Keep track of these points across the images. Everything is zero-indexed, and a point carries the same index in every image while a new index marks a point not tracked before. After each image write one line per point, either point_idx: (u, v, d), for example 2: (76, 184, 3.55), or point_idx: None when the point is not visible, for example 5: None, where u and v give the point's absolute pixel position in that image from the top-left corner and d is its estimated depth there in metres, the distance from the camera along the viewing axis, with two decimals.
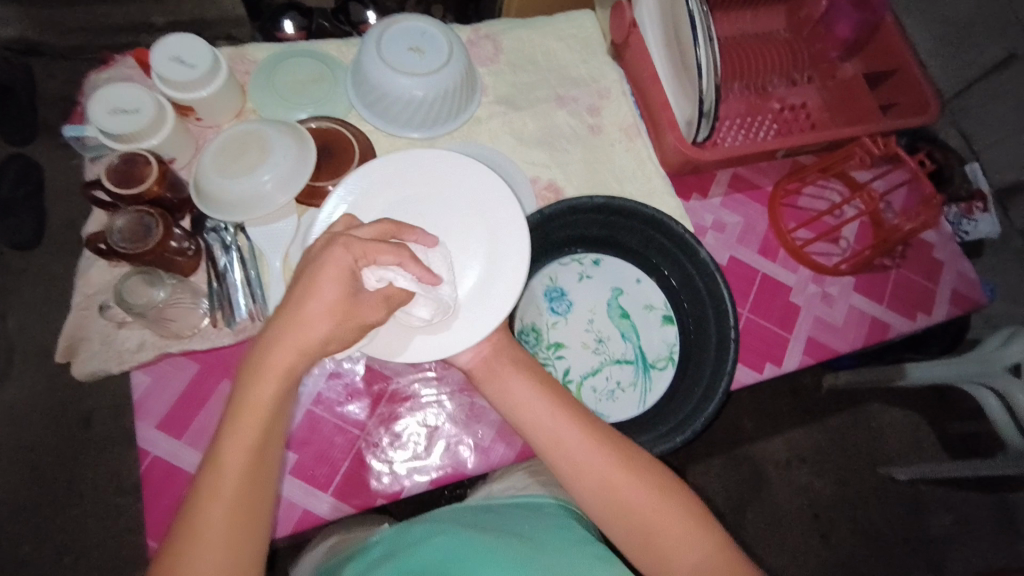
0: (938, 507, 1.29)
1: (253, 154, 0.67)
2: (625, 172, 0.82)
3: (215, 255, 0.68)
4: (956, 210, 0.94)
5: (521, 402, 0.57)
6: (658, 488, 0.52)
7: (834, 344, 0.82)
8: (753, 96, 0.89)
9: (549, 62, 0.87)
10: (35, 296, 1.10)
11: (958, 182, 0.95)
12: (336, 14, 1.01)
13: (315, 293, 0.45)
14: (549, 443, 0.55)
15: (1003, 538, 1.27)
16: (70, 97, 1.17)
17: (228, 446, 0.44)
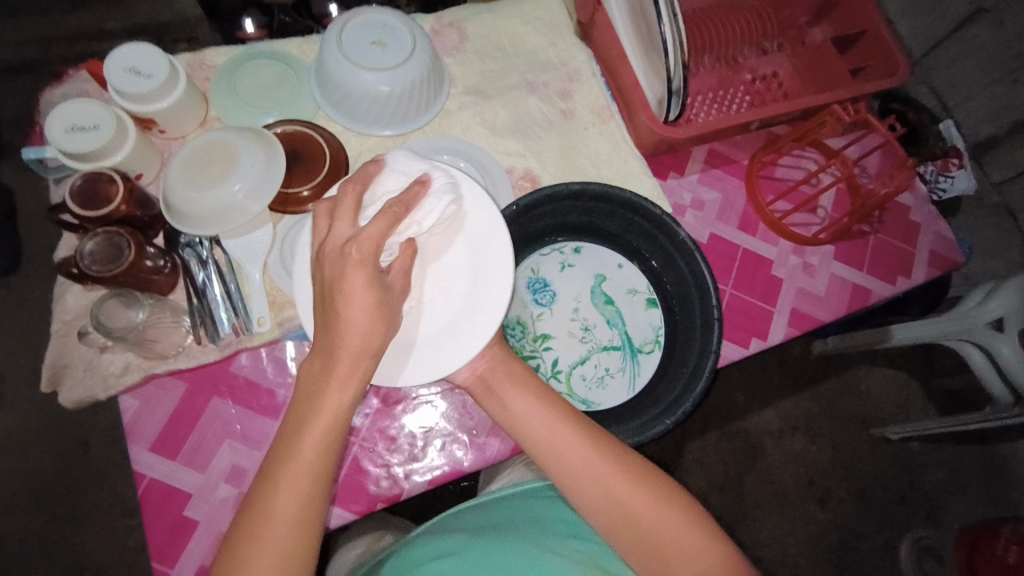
0: (929, 461, 1.32)
1: (221, 165, 0.66)
2: (601, 156, 0.82)
3: (193, 271, 0.67)
4: (932, 167, 0.92)
5: (520, 417, 0.57)
6: (660, 493, 0.53)
7: (817, 314, 0.83)
8: (724, 69, 0.89)
9: (516, 47, 0.85)
10: (15, 322, 1.09)
11: (933, 141, 0.95)
12: (296, 8, 0.98)
13: (347, 308, 0.45)
14: (550, 456, 0.55)
15: (991, 486, 1.31)
16: (31, 115, 1.14)
17: (281, 481, 0.44)
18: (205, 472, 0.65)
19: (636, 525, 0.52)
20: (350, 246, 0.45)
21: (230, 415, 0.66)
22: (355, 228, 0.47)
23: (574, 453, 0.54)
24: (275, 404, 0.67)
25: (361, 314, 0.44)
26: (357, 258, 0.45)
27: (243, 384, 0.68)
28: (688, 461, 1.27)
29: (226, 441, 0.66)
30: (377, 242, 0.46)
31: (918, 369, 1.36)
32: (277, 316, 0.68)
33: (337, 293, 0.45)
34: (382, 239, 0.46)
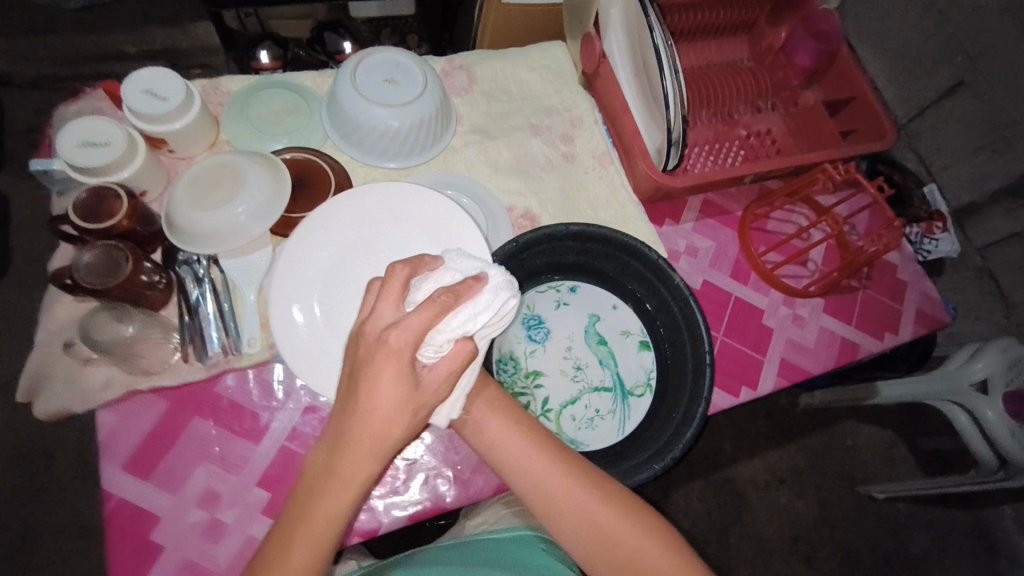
0: (917, 525, 1.30)
1: (227, 186, 0.67)
2: (599, 199, 0.84)
3: (187, 288, 0.67)
4: (916, 230, 0.98)
5: (497, 440, 0.54)
6: (632, 514, 0.52)
7: (806, 365, 0.83)
8: (720, 124, 0.93)
9: (522, 91, 0.89)
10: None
11: (917, 204, 0.98)
12: (312, 43, 1.02)
13: (368, 401, 0.43)
14: (529, 479, 0.52)
15: (979, 553, 1.29)
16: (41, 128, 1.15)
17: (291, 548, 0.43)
18: (177, 495, 0.62)
19: (612, 547, 0.51)
20: (390, 334, 0.42)
21: (210, 437, 0.65)
22: (398, 313, 0.44)
23: (549, 476, 0.52)
24: (258, 428, 0.66)
25: (388, 401, 0.43)
26: (396, 349, 0.42)
27: (227, 405, 0.66)
28: (673, 511, 1.25)
29: (204, 464, 0.64)
30: (417, 334, 0.42)
31: (903, 428, 1.36)
32: (268, 338, 0.68)
33: (367, 380, 0.43)
34: (423, 332, 0.42)
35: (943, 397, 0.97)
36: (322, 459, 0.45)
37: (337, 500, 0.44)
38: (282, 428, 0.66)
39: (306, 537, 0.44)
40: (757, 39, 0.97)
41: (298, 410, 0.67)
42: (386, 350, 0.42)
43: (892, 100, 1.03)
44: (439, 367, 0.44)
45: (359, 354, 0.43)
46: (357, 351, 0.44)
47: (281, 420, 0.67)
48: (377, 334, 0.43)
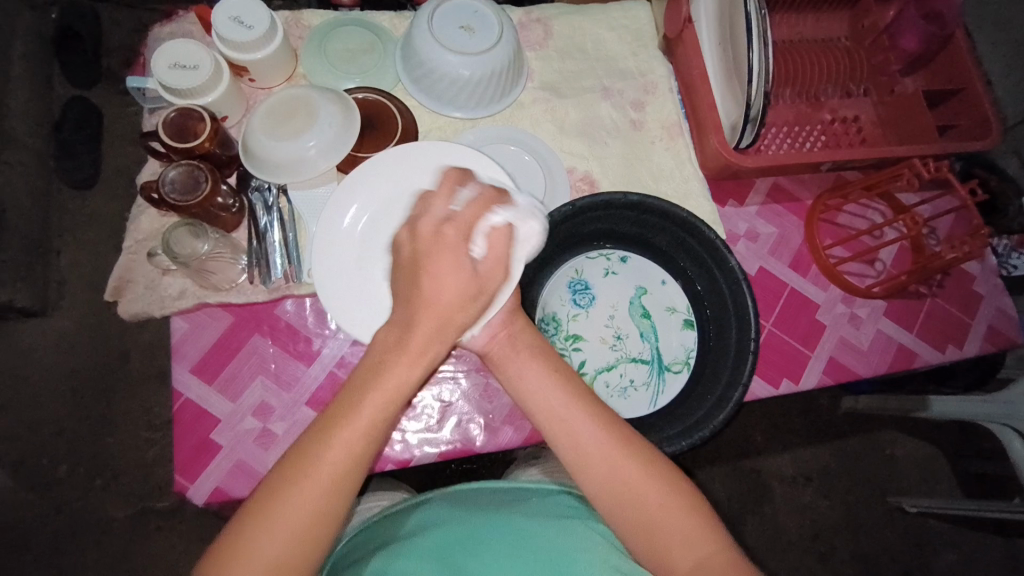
0: (943, 543, 1.30)
1: (301, 119, 0.70)
2: (662, 171, 0.82)
3: (257, 214, 0.71)
4: (1006, 242, 0.92)
5: (532, 389, 0.55)
6: (673, 495, 0.51)
7: (856, 368, 0.80)
8: (802, 106, 0.88)
9: (598, 51, 0.86)
10: (88, 236, 1.17)
11: (1012, 215, 0.88)
12: None
13: (423, 312, 0.43)
14: (565, 431, 0.53)
15: None
16: (132, 47, 1.21)
17: (340, 435, 0.43)
18: (235, 402, 0.67)
19: (650, 528, 0.51)
20: (445, 227, 0.44)
21: (267, 354, 0.69)
22: (448, 208, 0.45)
23: (604, 454, 0.52)
24: (311, 352, 0.70)
25: (450, 285, 0.43)
26: (450, 240, 0.44)
27: (285, 326, 0.71)
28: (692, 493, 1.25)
29: (261, 377, 0.69)
30: (469, 223, 0.44)
31: (952, 446, 1.32)
32: None
33: (433, 265, 0.43)
34: (473, 223, 0.45)
35: (998, 421, 0.94)
36: (389, 340, 0.44)
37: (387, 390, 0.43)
38: (332, 355, 0.70)
39: (356, 422, 0.43)
40: (861, 15, 0.90)
41: (346, 340, 0.71)
42: (441, 246, 0.44)
43: (1004, 95, 0.95)
44: (489, 254, 0.45)
45: (410, 257, 0.44)
46: (410, 255, 0.44)
47: (331, 348, 0.71)
48: (433, 224, 0.44)
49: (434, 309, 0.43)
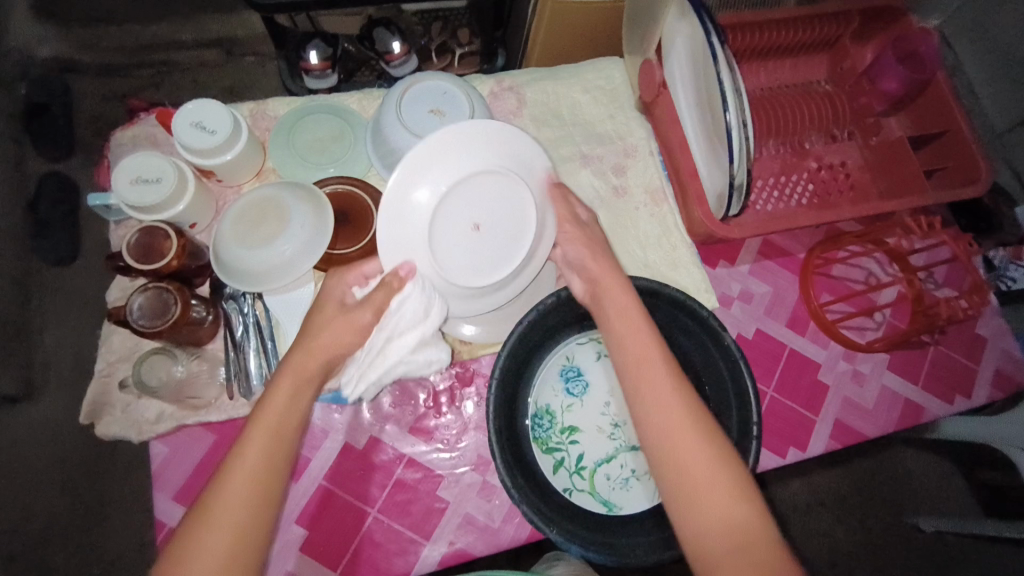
0: (967, 563, 1.27)
1: (271, 224, 0.68)
2: (649, 238, 0.79)
3: (233, 325, 0.68)
4: (1002, 254, 0.89)
5: (627, 358, 0.56)
6: (710, 445, 0.51)
7: (864, 429, 0.77)
8: (788, 155, 0.86)
9: (574, 116, 0.84)
10: (69, 313, 1.09)
11: (1008, 227, 0.86)
12: (361, 39, 1.04)
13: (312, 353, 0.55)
14: (650, 407, 0.53)
15: None
16: (104, 116, 1.19)
17: (246, 455, 0.49)
18: None
19: (686, 468, 0.50)
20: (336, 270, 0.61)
21: None
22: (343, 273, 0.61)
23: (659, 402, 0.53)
24: (297, 465, 0.68)
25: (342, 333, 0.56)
26: (337, 283, 0.60)
27: None
28: None
29: None
30: (359, 270, 0.61)
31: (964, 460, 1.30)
32: None
33: (314, 329, 0.56)
34: (360, 271, 0.61)
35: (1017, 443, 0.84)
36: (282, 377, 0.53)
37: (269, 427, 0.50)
38: (321, 466, 0.68)
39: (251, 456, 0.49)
40: (839, 58, 0.88)
41: (336, 449, 0.69)
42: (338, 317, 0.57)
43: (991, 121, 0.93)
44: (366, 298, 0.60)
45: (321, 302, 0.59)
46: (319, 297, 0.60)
47: (321, 461, 0.68)
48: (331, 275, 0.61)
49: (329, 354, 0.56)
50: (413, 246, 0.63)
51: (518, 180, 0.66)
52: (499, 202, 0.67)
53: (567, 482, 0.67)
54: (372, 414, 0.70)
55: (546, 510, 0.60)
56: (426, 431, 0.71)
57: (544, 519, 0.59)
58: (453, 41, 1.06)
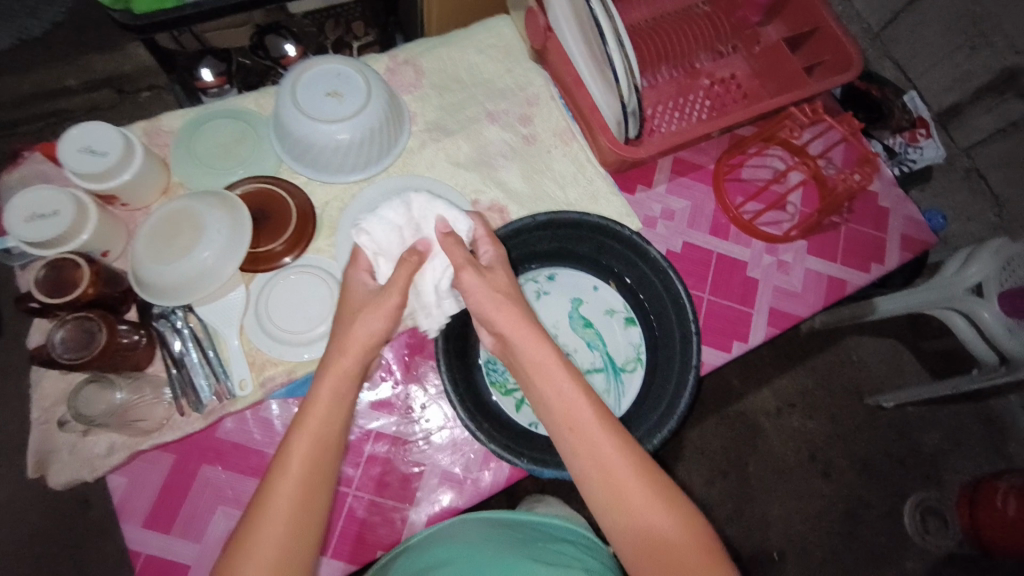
0: (925, 425, 1.35)
1: (186, 234, 0.67)
2: (565, 177, 0.82)
3: (168, 341, 0.67)
4: (900, 140, 1.06)
5: (556, 398, 0.53)
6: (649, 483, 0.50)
7: (796, 311, 0.83)
8: (682, 77, 0.90)
9: (472, 76, 0.86)
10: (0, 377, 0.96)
11: (899, 114, 1.04)
12: (253, 49, 1.02)
13: (348, 346, 0.54)
14: (580, 444, 0.51)
15: (994, 444, 1.33)
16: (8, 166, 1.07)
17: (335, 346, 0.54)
18: (201, 541, 0.65)
19: (620, 499, 0.49)
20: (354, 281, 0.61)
21: (222, 482, 0.67)
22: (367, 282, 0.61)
23: (591, 446, 0.51)
24: (265, 464, 0.68)
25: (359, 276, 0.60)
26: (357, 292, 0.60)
27: (232, 447, 0.68)
28: (691, 447, 1.32)
29: (220, 507, 0.66)
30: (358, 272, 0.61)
31: (908, 335, 1.39)
32: (258, 377, 0.69)
33: (360, 316, 0.56)
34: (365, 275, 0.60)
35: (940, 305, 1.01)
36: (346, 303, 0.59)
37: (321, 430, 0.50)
38: None
39: (286, 494, 0.47)
40: None
41: None
42: (380, 305, 0.56)
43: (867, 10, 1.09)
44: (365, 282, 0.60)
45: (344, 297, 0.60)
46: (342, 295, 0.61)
47: None
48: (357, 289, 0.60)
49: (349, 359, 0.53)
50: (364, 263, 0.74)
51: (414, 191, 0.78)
52: None
53: (531, 417, 0.69)
54: None
55: (516, 446, 0.62)
56: (389, 405, 0.71)
57: (514, 453, 0.61)
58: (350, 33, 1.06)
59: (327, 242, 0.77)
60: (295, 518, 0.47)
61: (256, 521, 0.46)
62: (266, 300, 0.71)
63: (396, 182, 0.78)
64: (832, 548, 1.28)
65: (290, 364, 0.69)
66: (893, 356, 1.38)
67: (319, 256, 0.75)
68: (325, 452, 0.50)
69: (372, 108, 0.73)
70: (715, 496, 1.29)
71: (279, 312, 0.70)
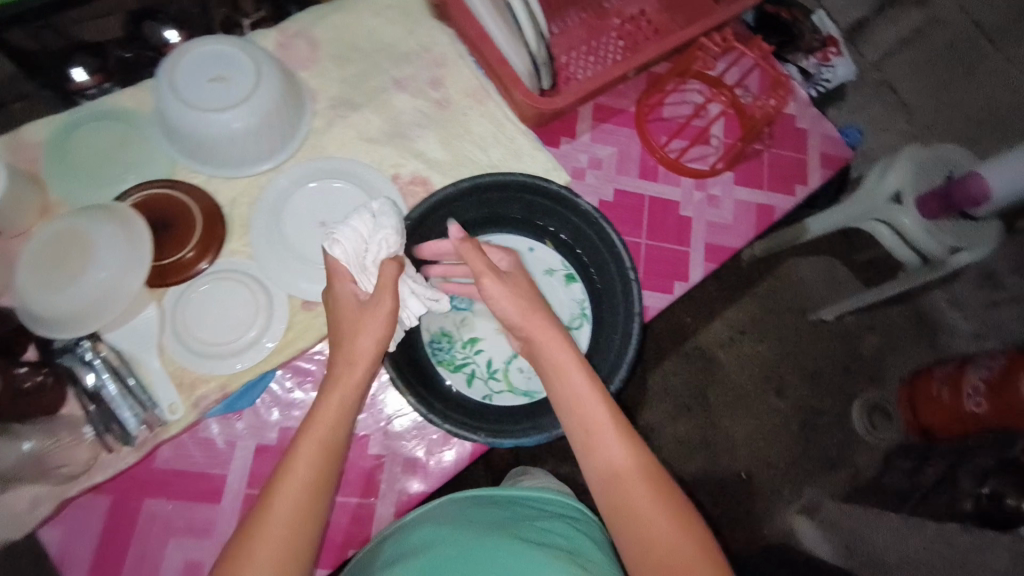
0: (864, 330, 1.43)
1: (77, 256, 0.60)
2: (485, 139, 0.78)
3: (80, 376, 0.61)
4: (813, 61, 1.06)
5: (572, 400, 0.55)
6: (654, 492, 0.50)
7: (730, 244, 0.84)
8: (592, 19, 0.87)
9: (372, 43, 0.80)
10: None
11: (810, 36, 1.06)
12: (130, 40, 0.90)
13: (351, 360, 0.55)
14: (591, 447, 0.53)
15: (925, 338, 1.43)
16: None
17: (341, 363, 0.55)
18: None
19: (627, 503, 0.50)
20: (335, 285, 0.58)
21: (168, 513, 0.63)
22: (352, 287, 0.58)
23: (603, 447, 0.52)
24: (212, 487, 0.64)
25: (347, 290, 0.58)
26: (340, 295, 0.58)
27: (173, 475, 0.64)
28: (653, 387, 1.36)
29: (172, 538, 0.63)
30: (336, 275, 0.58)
31: (840, 249, 1.46)
32: (189, 398, 0.64)
33: (354, 330, 0.55)
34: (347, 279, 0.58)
35: (865, 217, 1.05)
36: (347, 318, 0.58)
37: (319, 440, 0.51)
38: (239, 472, 0.65)
39: (290, 498, 0.48)
40: None
41: (249, 452, 0.66)
42: (376, 313, 0.55)
43: None
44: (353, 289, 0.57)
45: (335, 310, 0.58)
46: (332, 308, 0.58)
47: (235, 466, 0.65)
48: (347, 292, 0.58)
49: (360, 368, 0.54)
50: (285, 259, 0.69)
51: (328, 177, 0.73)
52: (326, 197, 0.72)
53: (484, 389, 0.68)
54: (274, 408, 0.67)
55: (471, 421, 0.62)
56: None
57: (470, 428, 0.60)
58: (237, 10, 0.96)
59: (242, 241, 0.70)
60: (296, 522, 0.48)
61: (258, 524, 0.47)
62: (182, 315, 0.66)
63: (307, 168, 0.73)
64: (793, 458, 1.36)
65: (222, 379, 0.65)
66: (830, 271, 1.45)
67: (235, 259, 0.69)
68: (329, 458, 0.51)
69: (264, 90, 0.66)
70: (682, 430, 1.34)
71: (201, 326, 0.66)
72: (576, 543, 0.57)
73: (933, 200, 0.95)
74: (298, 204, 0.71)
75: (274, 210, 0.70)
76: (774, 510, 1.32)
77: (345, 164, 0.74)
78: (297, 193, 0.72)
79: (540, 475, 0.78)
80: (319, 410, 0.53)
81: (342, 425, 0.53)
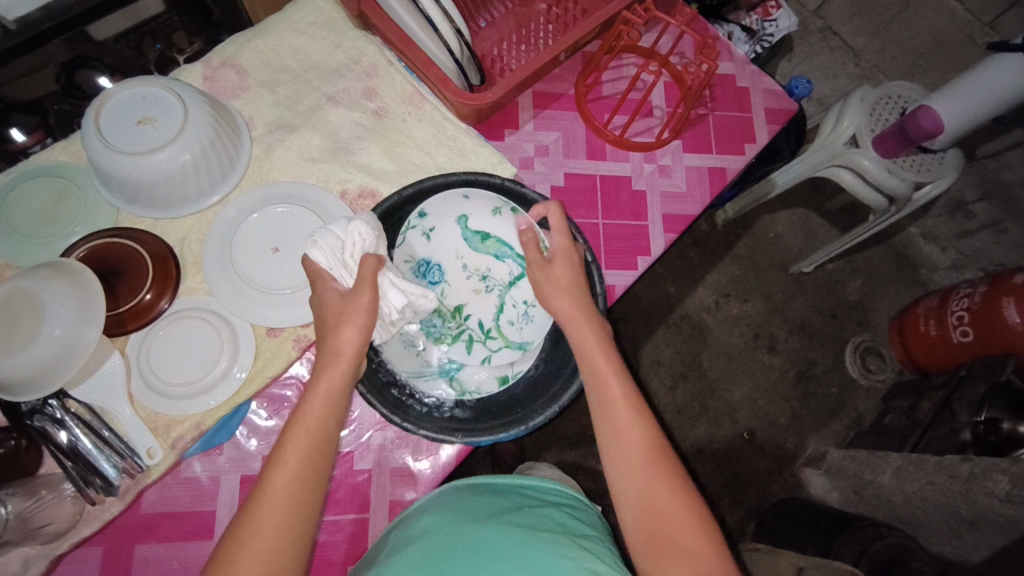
0: (846, 276, 1.44)
1: (30, 316, 0.60)
2: (428, 142, 0.79)
3: (52, 435, 0.60)
4: (756, 17, 1.09)
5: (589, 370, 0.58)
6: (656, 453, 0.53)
7: (687, 211, 0.84)
8: (517, 8, 0.87)
9: (301, 62, 0.80)
10: None
11: None
12: (66, 92, 0.88)
13: (334, 363, 0.55)
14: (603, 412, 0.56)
15: (907, 274, 1.43)
16: None
17: (327, 366, 0.55)
18: None
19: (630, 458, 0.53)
20: (319, 286, 0.60)
21: (161, 556, 0.64)
22: (339, 287, 0.60)
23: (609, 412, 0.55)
24: (202, 523, 0.65)
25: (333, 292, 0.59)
26: (325, 294, 0.59)
27: (161, 519, 0.65)
28: (644, 361, 1.37)
29: None
30: (318, 275, 0.60)
31: (809, 200, 1.47)
32: (166, 440, 0.64)
33: (337, 325, 0.56)
34: (324, 277, 0.60)
35: (825, 165, 1.05)
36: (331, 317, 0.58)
37: (307, 443, 0.51)
38: (227, 505, 0.66)
39: (281, 489, 0.48)
40: None
41: (235, 484, 0.66)
42: (355, 306, 0.57)
43: None
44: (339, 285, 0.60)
45: (320, 311, 0.59)
46: (318, 311, 0.59)
47: (222, 500, 0.66)
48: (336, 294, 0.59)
49: (344, 363, 0.55)
50: (241, 291, 0.69)
51: (276, 201, 0.73)
52: (275, 222, 0.72)
53: (484, 351, 0.65)
54: (252, 438, 0.68)
55: (448, 422, 0.64)
56: None
57: (447, 431, 0.62)
58: (172, 49, 0.96)
59: (198, 278, 0.71)
60: (287, 525, 0.47)
61: (249, 517, 0.47)
62: (147, 360, 0.66)
63: (257, 196, 0.73)
64: (793, 412, 1.36)
65: (195, 418, 0.65)
66: (805, 223, 1.47)
67: (192, 297, 0.69)
68: (318, 449, 0.51)
69: (193, 125, 0.66)
70: (679, 398, 1.35)
71: (167, 368, 0.66)
72: (573, 528, 0.57)
73: (889, 138, 0.95)
74: (249, 232, 0.71)
75: (223, 242, 0.70)
76: (781, 465, 1.32)
77: (291, 185, 0.74)
78: (245, 222, 0.71)
79: (546, 467, 0.78)
80: (304, 414, 0.52)
81: (328, 426, 0.52)
